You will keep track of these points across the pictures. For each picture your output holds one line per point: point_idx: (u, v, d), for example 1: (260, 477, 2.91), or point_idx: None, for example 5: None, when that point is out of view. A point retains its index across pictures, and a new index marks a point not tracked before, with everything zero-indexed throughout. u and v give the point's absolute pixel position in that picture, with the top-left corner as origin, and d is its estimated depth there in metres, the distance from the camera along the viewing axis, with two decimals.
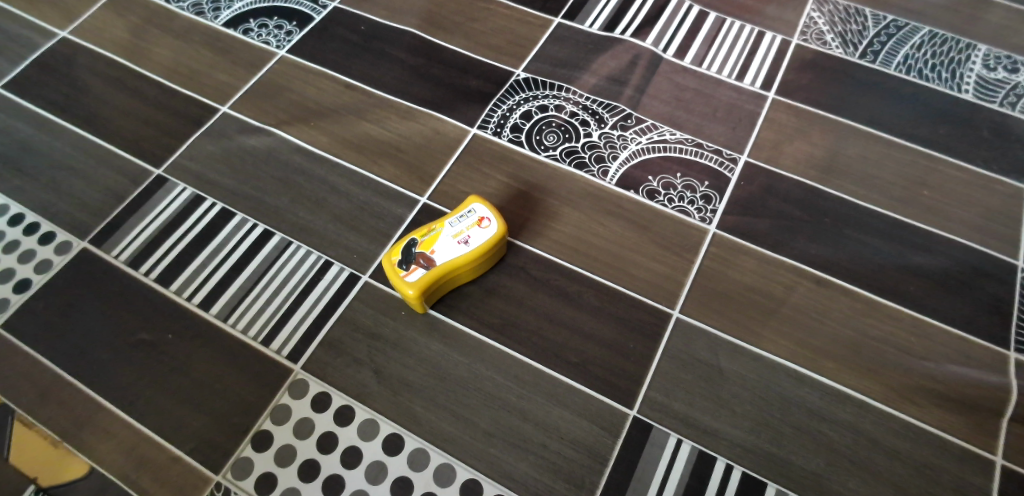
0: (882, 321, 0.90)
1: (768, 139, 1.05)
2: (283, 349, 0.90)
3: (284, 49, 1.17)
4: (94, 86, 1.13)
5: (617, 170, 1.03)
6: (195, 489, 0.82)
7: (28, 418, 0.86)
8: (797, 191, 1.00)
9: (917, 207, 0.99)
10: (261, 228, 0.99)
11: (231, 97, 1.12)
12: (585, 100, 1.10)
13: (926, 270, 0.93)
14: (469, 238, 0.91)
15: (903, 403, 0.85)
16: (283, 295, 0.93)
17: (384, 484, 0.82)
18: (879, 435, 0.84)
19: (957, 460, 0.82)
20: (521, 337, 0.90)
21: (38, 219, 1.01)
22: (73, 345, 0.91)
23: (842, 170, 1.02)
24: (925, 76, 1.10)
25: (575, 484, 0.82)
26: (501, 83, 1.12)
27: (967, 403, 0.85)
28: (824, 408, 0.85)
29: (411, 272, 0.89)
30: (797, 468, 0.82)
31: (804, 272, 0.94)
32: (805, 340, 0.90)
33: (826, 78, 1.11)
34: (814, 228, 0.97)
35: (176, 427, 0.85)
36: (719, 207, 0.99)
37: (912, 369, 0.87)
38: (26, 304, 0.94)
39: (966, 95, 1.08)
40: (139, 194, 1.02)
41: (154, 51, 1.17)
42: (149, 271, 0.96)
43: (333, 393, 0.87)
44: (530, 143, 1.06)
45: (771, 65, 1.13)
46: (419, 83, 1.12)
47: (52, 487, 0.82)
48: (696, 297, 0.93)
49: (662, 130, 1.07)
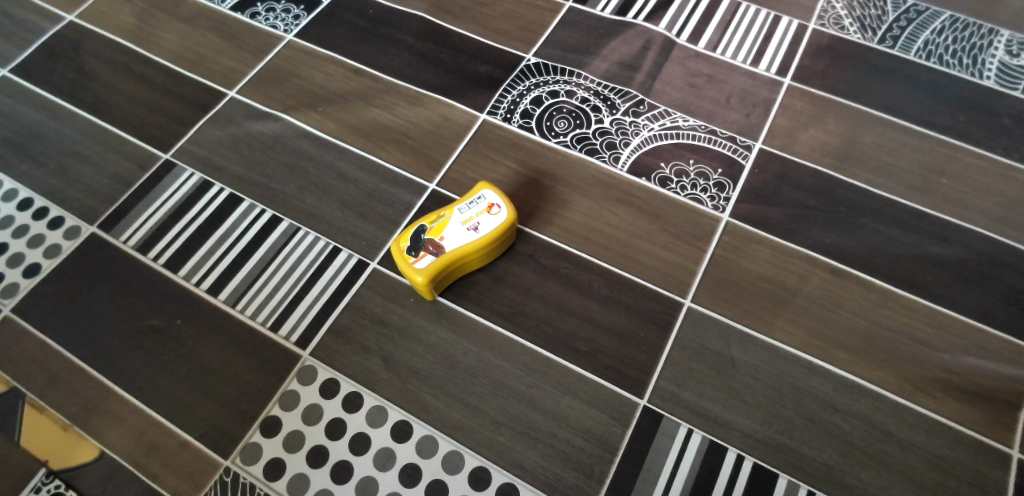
0: (897, 312, 0.89)
1: (783, 127, 1.03)
2: (290, 336, 0.89)
3: (291, 33, 1.16)
4: (99, 71, 1.12)
5: (629, 156, 1.01)
6: (205, 475, 0.82)
7: (38, 402, 0.87)
8: (812, 179, 0.99)
9: (934, 196, 0.97)
10: (269, 214, 0.98)
11: (238, 83, 1.11)
12: (596, 85, 1.08)
13: (944, 260, 0.92)
14: (478, 225, 0.90)
15: (917, 395, 0.84)
16: (292, 282, 0.93)
17: (393, 470, 0.82)
18: (893, 428, 0.82)
19: (973, 454, 0.81)
20: (529, 325, 0.89)
21: (47, 204, 1.00)
22: (82, 331, 0.91)
23: (858, 158, 1.00)
24: (945, 62, 1.08)
25: (584, 473, 0.81)
26: (510, 68, 1.10)
27: (984, 396, 0.84)
28: (837, 399, 0.84)
29: (420, 259, 0.88)
30: (810, 459, 0.81)
31: (818, 261, 0.93)
32: (818, 330, 0.88)
33: (843, 64, 1.09)
34: (828, 217, 0.95)
35: (185, 413, 0.86)
36: (732, 195, 0.98)
37: (927, 361, 0.86)
38: (35, 290, 0.94)
39: (987, 81, 1.06)
40: (146, 180, 1.02)
41: (159, 36, 1.16)
42: (157, 256, 0.96)
43: (342, 380, 0.87)
44: (540, 129, 1.04)
45: (787, 50, 1.11)
46: (427, 68, 1.11)
47: (63, 471, 0.83)
48: (707, 286, 0.91)
49: (675, 117, 1.05)
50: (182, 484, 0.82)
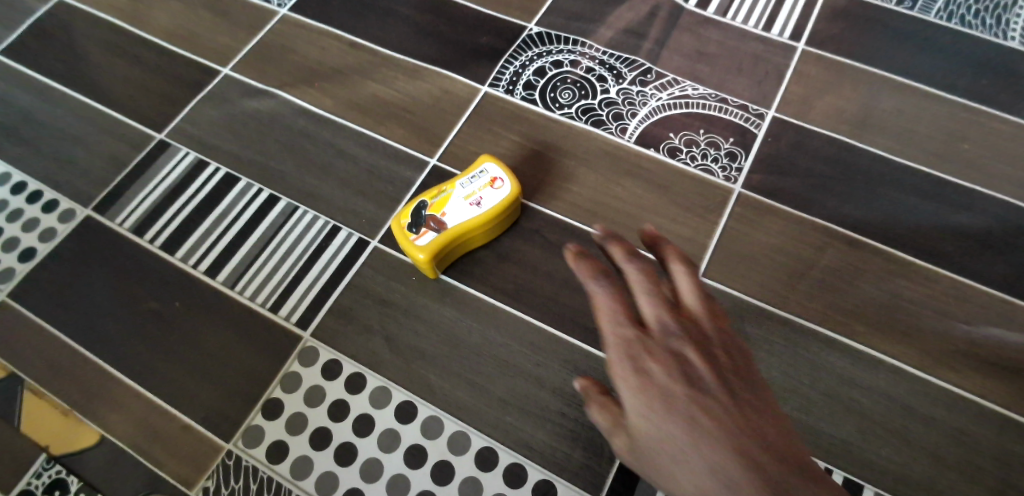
0: (918, 283, 0.86)
1: (797, 93, 0.99)
2: (291, 316, 0.87)
3: (285, 7, 1.12)
4: (91, 51, 1.10)
5: (637, 127, 0.98)
6: (208, 459, 0.81)
7: (38, 388, 0.85)
8: (827, 147, 0.95)
9: (957, 163, 0.93)
10: (267, 194, 0.96)
11: (233, 60, 1.08)
12: (602, 54, 1.05)
13: (967, 229, 0.88)
14: (481, 200, 0.87)
15: (940, 369, 0.81)
16: (291, 262, 0.91)
17: (398, 451, 0.80)
18: (914, 402, 0.80)
19: (997, 428, 0.78)
20: (535, 302, 0.87)
21: (41, 188, 0.99)
22: (80, 315, 0.90)
23: (875, 124, 0.96)
24: (968, 23, 1.03)
25: (594, 452, 0.79)
26: (512, 38, 1.07)
27: (1009, 369, 0.81)
28: (855, 374, 0.81)
29: (422, 236, 0.85)
30: (826, 436, 0.79)
31: (834, 232, 0.89)
32: (835, 303, 0.85)
33: (860, 27, 1.04)
34: (845, 187, 0.92)
35: (186, 396, 0.84)
36: (744, 165, 0.94)
37: (949, 334, 0.83)
38: (31, 275, 0.92)
39: (1012, 42, 1.01)
40: (141, 161, 1.00)
41: (151, 13, 1.13)
42: (154, 238, 0.94)
43: (344, 361, 0.85)
44: (544, 101, 1.01)
45: (800, 14, 1.06)
46: (426, 41, 1.07)
47: (64, 456, 0.82)
48: (719, 259, 0.88)
49: (684, 85, 1.01)
50: (185, 468, 0.80)
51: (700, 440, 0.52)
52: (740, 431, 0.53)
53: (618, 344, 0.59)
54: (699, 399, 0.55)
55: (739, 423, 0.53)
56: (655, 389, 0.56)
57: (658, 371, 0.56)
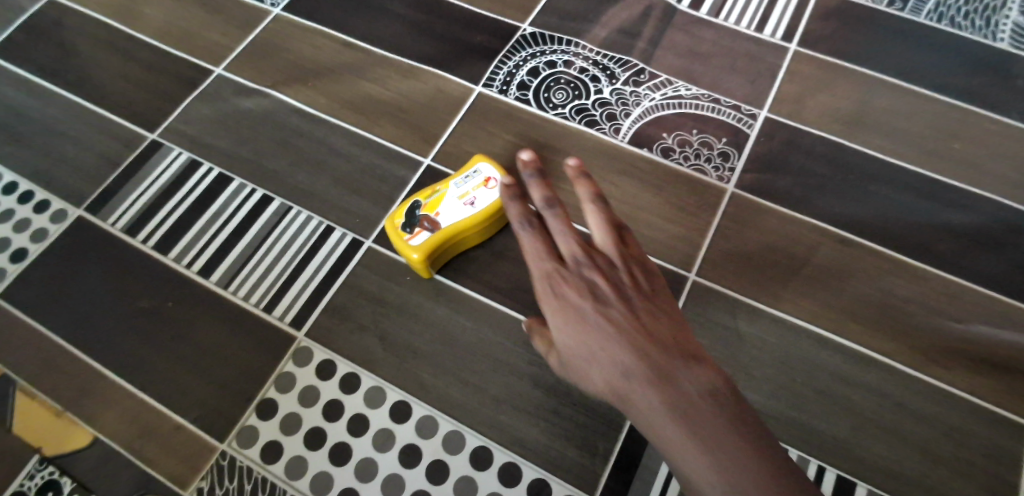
0: (909, 282, 0.86)
1: (789, 93, 1.00)
2: (285, 316, 0.87)
3: (279, 6, 1.12)
4: (83, 50, 1.09)
5: (630, 127, 0.98)
6: (201, 459, 0.81)
7: (30, 389, 0.85)
8: (819, 147, 0.96)
9: (947, 162, 0.94)
10: (260, 194, 0.96)
11: (226, 59, 1.08)
12: (595, 54, 1.05)
13: (957, 228, 0.89)
14: (475, 199, 0.87)
15: (931, 367, 0.82)
16: (285, 262, 0.91)
17: (393, 451, 0.80)
18: (905, 400, 0.80)
19: (987, 425, 0.79)
20: (529, 301, 0.87)
21: (32, 188, 0.98)
22: (72, 315, 0.89)
23: (867, 124, 0.97)
24: (958, 25, 1.04)
25: (588, 451, 0.79)
26: (506, 38, 1.07)
27: (998, 366, 0.81)
28: (847, 372, 0.82)
29: (415, 235, 0.85)
30: (819, 433, 0.79)
31: (826, 231, 0.90)
32: (827, 302, 0.86)
33: (852, 28, 1.05)
34: (837, 186, 0.93)
35: (180, 396, 0.84)
36: (737, 164, 0.95)
37: (940, 332, 0.83)
38: (23, 275, 0.92)
39: (1001, 43, 1.02)
40: (134, 161, 0.99)
41: (144, 12, 1.13)
42: (146, 239, 0.93)
43: (338, 361, 0.85)
44: (538, 101, 1.01)
45: (792, 15, 1.07)
46: (420, 40, 1.07)
47: (57, 457, 0.81)
48: (713, 258, 0.89)
49: (678, 85, 1.02)
50: (179, 468, 0.80)
51: (598, 343, 0.62)
52: (634, 332, 0.62)
53: (540, 276, 0.69)
54: (602, 312, 0.64)
55: (634, 326, 0.62)
56: (568, 307, 0.66)
57: (569, 291, 0.66)
